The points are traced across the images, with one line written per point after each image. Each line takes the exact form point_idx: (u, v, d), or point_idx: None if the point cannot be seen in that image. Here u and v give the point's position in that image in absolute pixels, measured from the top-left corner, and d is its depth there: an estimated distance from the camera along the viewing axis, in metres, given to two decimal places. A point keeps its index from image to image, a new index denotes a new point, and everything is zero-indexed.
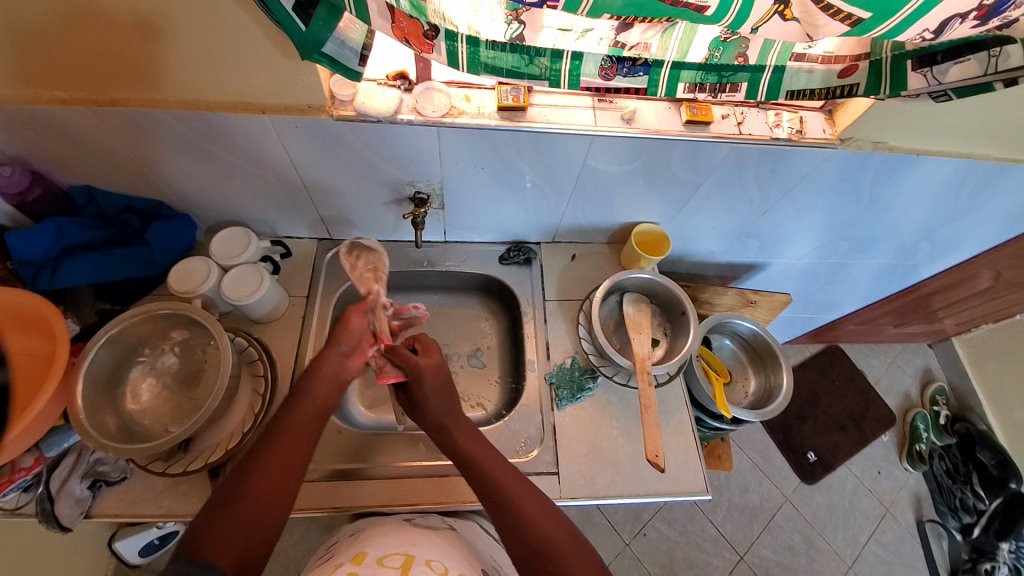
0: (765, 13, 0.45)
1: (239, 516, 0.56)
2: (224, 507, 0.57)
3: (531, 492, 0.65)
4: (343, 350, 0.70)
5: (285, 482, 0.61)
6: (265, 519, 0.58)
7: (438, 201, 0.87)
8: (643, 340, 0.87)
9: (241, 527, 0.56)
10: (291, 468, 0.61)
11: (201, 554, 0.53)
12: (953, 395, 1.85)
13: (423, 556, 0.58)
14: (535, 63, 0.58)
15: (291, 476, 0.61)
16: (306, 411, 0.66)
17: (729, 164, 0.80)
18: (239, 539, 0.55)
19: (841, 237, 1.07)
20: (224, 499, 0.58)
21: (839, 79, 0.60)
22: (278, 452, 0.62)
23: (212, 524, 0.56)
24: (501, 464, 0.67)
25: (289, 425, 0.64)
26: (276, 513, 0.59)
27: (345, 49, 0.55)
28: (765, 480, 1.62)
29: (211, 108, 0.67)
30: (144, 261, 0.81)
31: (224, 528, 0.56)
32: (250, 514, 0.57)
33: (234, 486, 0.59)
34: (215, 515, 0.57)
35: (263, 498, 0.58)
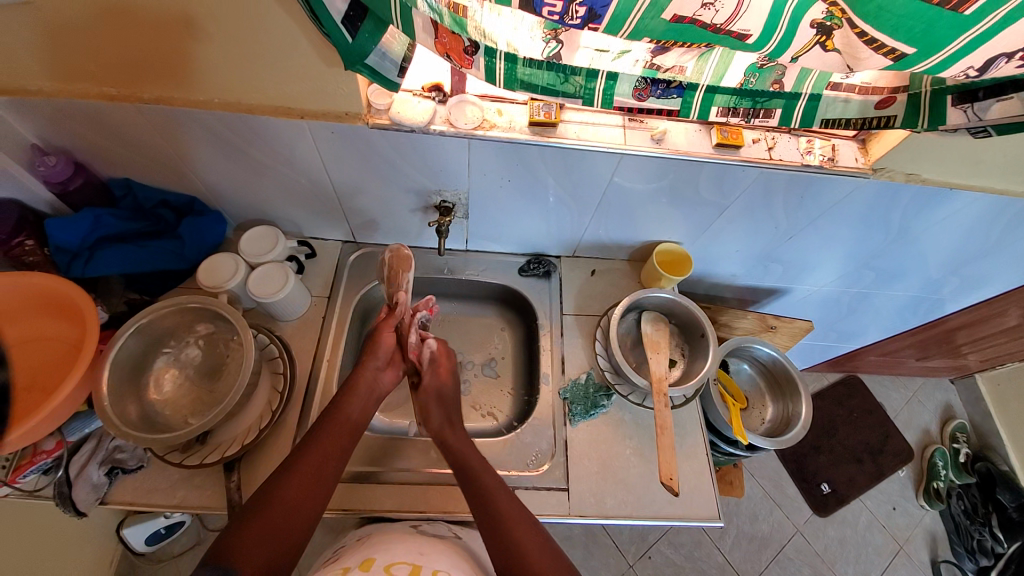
0: (805, 44, 0.45)
1: (270, 522, 0.57)
2: (256, 513, 0.58)
3: (542, 540, 0.63)
4: (377, 365, 0.77)
5: (314, 490, 0.62)
6: (296, 526, 0.59)
7: (463, 210, 0.88)
8: (661, 360, 0.86)
9: (271, 529, 0.57)
10: (321, 477, 0.63)
11: (234, 558, 0.54)
12: (975, 434, 1.79)
13: (430, 567, 0.58)
14: (570, 81, 0.59)
15: (320, 486, 0.62)
16: (340, 423, 0.68)
17: (756, 188, 0.80)
18: (270, 545, 0.56)
19: (867, 267, 1.05)
20: (255, 504, 0.59)
21: (877, 109, 0.59)
22: (312, 461, 0.63)
23: (244, 525, 0.57)
24: (516, 509, 0.65)
25: (324, 435, 0.66)
26: (305, 518, 0.60)
27: (385, 61, 0.56)
28: (775, 509, 1.58)
29: (251, 111, 0.69)
30: (174, 255, 0.83)
31: (256, 530, 0.56)
32: (280, 520, 0.58)
33: (265, 490, 0.60)
34: (246, 519, 0.57)
35: (295, 503, 0.60)
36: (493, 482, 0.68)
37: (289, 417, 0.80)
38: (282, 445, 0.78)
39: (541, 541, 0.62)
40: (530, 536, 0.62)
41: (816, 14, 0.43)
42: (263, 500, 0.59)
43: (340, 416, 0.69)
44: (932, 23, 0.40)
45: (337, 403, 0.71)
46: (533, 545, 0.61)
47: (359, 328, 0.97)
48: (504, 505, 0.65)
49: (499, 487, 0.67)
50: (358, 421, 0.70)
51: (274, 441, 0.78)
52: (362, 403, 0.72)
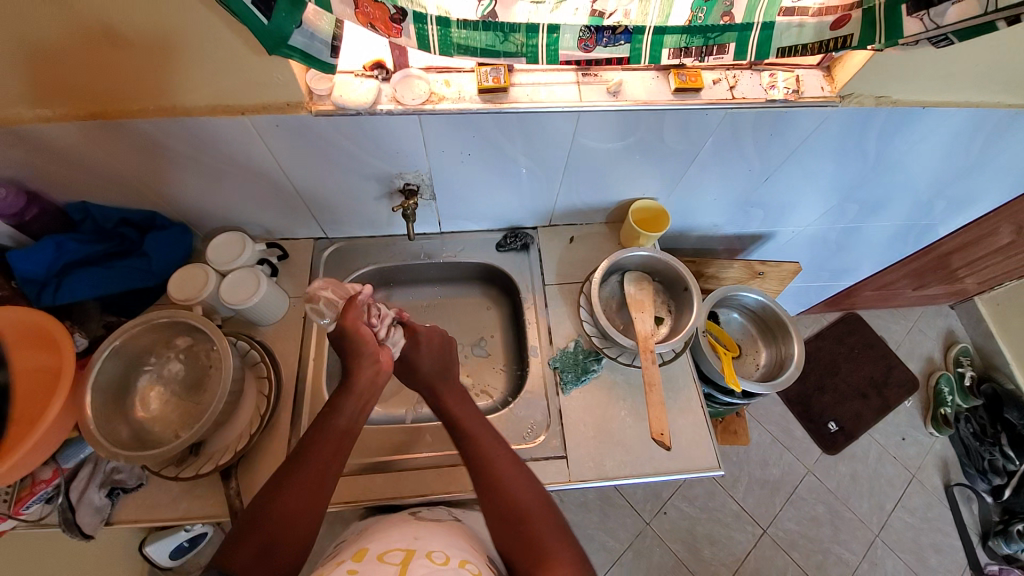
0: None
1: (265, 538, 0.57)
2: (255, 526, 0.58)
3: (522, 468, 0.67)
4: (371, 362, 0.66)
5: (314, 498, 0.61)
6: (294, 538, 0.59)
7: (429, 191, 0.86)
8: (646, 318, 0.86)
9: (268, 544, 0.57)
10: (321, 484, 0.62)
11: (231, 574, 0.54)
12: (978, 356, 1.79)
13: (423, 548, 0.58)
14: (510, 40, 0.56)
15: (319, 493, 0.62)
16: (341, 421, 0.65)
17: (724, 131, 0.77)
18: (267, 560, 0.56)
19: (850, 200, 1.03)
20: (249, 519, 0.59)
21: (832, 31, 0.57)
22: (312, 468, 0.62)
23: (241, 541, 0.57)
24: (513, 463, 0.67)
25: (325, 442, 0.64)
26: (304, 527, 0.60)
27: (315, 41, 0.54)
28: (785, 453, 1.60)
29: (191, 113, 0.66)
30: (143, 273, 0.82)
31: (252, 547, 0.57)
32: (277, 533, 0.58)
33: (262, 503, 0.60)
34: (245, 532, 0.58)
35: (292, 515, 0.59)
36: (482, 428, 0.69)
37: (281, 420, 0.80)
38: (276, 447, 0.78)
39: (524, 475, 0.66)
40: (519, 475, 0.66)
41: None
42: (258, 514, 0.59)
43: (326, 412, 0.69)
44: None
45: (333, 404, 0.66)
46: (521, 483, 0.65)
47: None
48: (493, 446, 0.67)
49: (484, 428, 0.70)
50: (354, 421, 0.67)
51: (269, 444, 0.78)
52: (361, 396, 0.67)
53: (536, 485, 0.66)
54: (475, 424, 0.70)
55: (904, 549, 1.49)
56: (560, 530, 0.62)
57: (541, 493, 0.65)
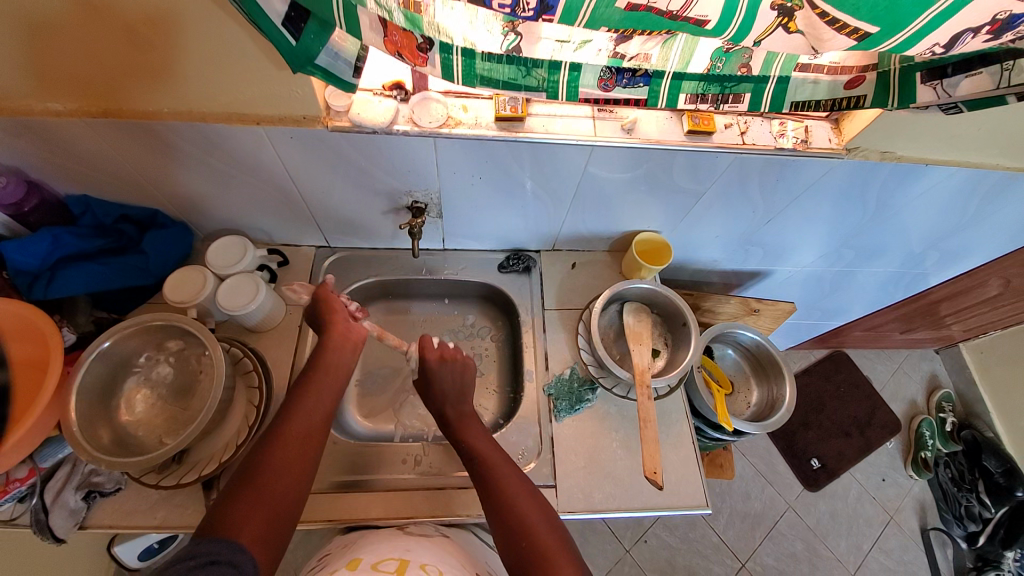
0: (767, 27, 0.43)
1: (257, 494, 0.57)
2: (252, 480, 0.58)
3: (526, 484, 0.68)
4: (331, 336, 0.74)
5: (303, 454, 0.63)
6: (287, 491, 0.59)
7: (436, 210, 0.86)
8: (643, 351, 0.85)
9: (263, 500, 0.57)
10: (308, 440, 0.64)
11: (221, 529, 0.53)
12: (960, 402, 1.82)
13: (417, 560, 0.60)
14: (531, 74, 0.57)
15: (307, 448, 0.63)
16: (323, 382, 0.69)
17: (731, 174, 0.78)
18: (260, 518, 0.56)
19: (847, 246, 1.05)
20: (243, 476, 0.59)
21: (845, 90, 0.58)
22: (299, 426, 0.64)
23: (235, 497, 0.57)
24: (517, 480, 0.68)
25: (307, 402, 0.67)
26: (295, 485, 0.60)
27: (339, 61, 0.54)
28: (768, 487, 1.61)
29: (205, 119, 0.66)
30: (140, 271, 0.80)
31: (246, 501, 0.56)
32: (268, 488, 0.58)
33: (253, 459, 0.60)
34: (239, 488, 0.58)
35: (282, 468, 0.60)
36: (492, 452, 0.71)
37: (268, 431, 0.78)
38: None
39: (535, 502, 0.66)
40: (522, 488, 0.67)
41: None
42: (254, 471, 0.59)
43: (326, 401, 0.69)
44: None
45: (315, 366, 0.71)
46: (521, 496, 0.66)
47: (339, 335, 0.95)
48: (502, 471, 0.69)
49: (495, 452, 0.71)
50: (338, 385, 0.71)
51: None
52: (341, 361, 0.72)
53: (537, 499, 0.67)
54: (485, 447, 0.72)
55: None
56: (560, 542, 0.63)
57: (544, 506, 0.66)
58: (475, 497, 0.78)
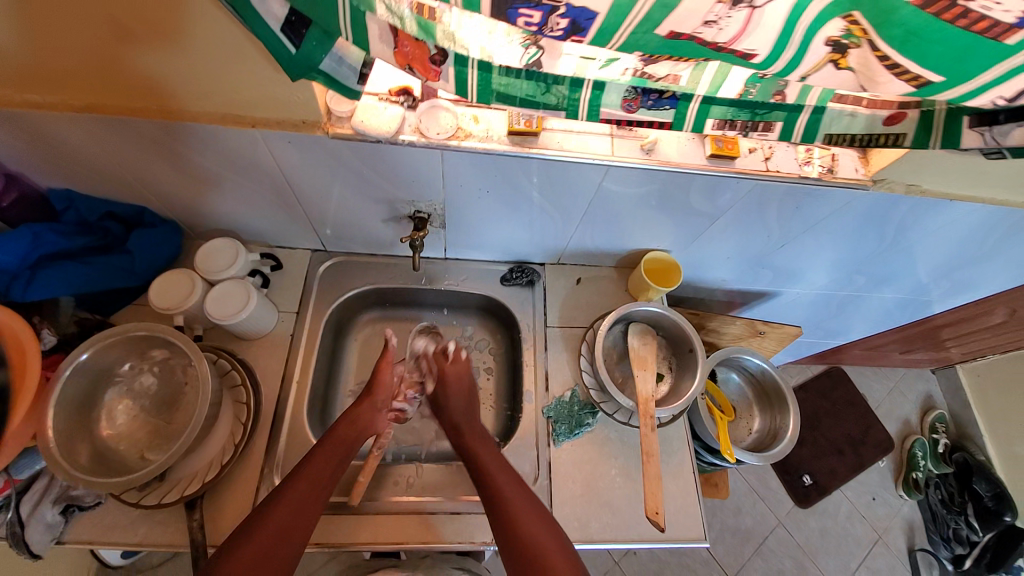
0: (816, 62, 0.39)
1: (257, 547, 0.61)
2: (250, 536, 0.61)
3: (534, 505, 0.70)
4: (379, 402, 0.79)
5: (308, 509, 0.65)
6: (285, 549, 0.62)
7: (439, 221, 0.82)
8: (648, 377, 0.82)
9: (261, 555, 0.60)
10: (315, 496, 0.66)
11: None
12: (953, 424, 1.82)
13: None
14: (551, 91, 0.53)
15: (313, 502, 0.66)
16: (336, 445, 0.72)
17: (751, 200, 0.75)
18: (257, 573, 0.60)
19: (858, 272, 1.03)
20: (248, 527, 0.62)
21: (883, 126, 0.55)
22: (307, 482, 0.67)
23: (239, 548, 0.60)
24: (522, 502, 0.69)
25: (319, 459, 0.69)
26: (295, 539, 0.63)
27: (343, 66, 0.50)
28: (759, 502, 1.60)
29: (195, 119, 0.61)
30: (126, 272, 0.76)
31: (247, 554, 0.60)
32: (268, 543, 0.61)
33: (260, 511, 0.63)
34: (239, 543, 0.61)
35: (286, 524, 0.63)
36: (512, 492, 0.70)
37: (256, 446, 0.75)
38: (249, 476, 0.73)
39: (542, 520, 0.68)
40: (531, 510, 0.69)
41: (832, 31, 0.37)
42: (256, 524, 0.62)
43: (337, 441, 0.72)
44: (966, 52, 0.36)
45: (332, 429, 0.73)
46: (529, 518, 0.68)
47: (332, 344, 0.92)
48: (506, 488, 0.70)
49: (500, 470, 0.73)
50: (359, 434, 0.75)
51: (241, 472, 0.73)
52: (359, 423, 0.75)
53: (547, 519, 0.69)
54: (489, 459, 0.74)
55: None
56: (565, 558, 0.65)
57: (552, 526, 0.68)
58: (469, 522, 0.75)
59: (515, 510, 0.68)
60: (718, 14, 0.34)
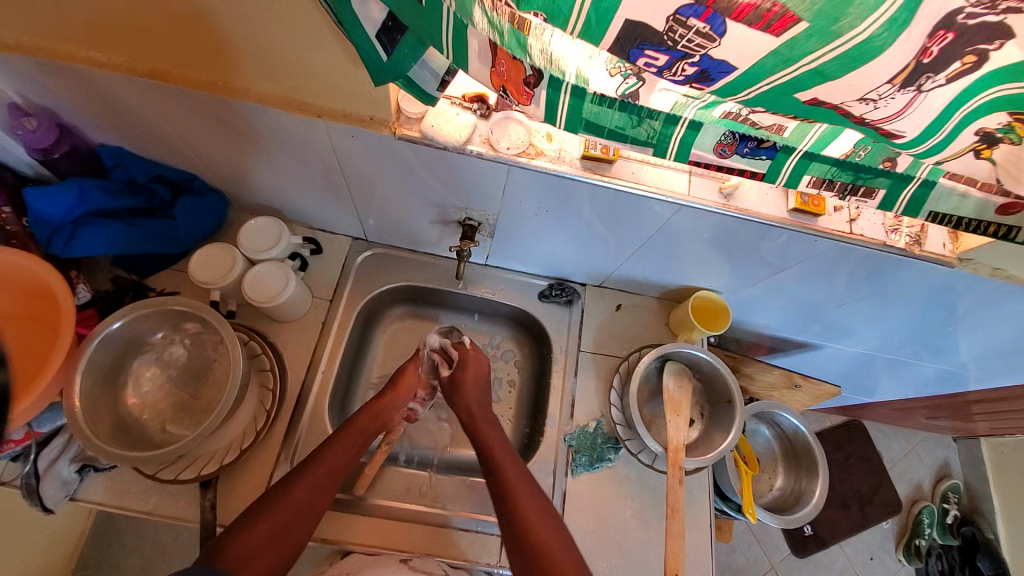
0: (958, 150, 0.35)
1: (272, 526, 0.58)
2: (264, 513, 0.59)
3: (547, 508, 0.66)
4: (400, 399, 0.77)
5: (324, 495, 0.63)
6: (298, 531, 0.60)
7: (489, 230, 0.79)
8: (680, 424, 0.78)
9: (274, 535, 0.58)
10: (333, 482, 0.64)
11: (230, 554, 0.55)
12: (966, 494, 1.72)
13: None
14: (642, 124, 0.48)
15: (331, 488, 0.64)
16: (358, 432, 0.70)
17: (824, 259, 0.70)
18: (267, 554, 0.57)
19: (912, 340, 0.96)
20: (264, 503, 0.60)
21: (996, 215, 0.49)
22: (327, 467, 0.64)
23: (253, 523, 0.58)
24: (539, 504, 0.66)
25: (340, 444, 0.67)
26: (309, 522, 0.61)
27: (426, 71, 0.47)
28: (755, 544, 1.57)
29: (259, 99, 0.58)
30: (166, 239, 0.75)
31: (260, 532, 0.58)
32: (282, 523, 0.59)
33: (277, 489, 0.61)
34: (255, 517, 0.58)
35: (302, 507, 0.61)
36: (527, 498, 0.65)
37: (275, 432, 0.74)
38: (265, 462, 0.72)
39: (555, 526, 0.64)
40: (543, 513, 0.65)
41: (991, 123, 0.32)
42: (273, 501, 0.60)
43: (360, 427, 0.70)
44: None
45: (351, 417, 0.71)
46: (542, 522, 0.64)
47: (360, 333, 0.90)
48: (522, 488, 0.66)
49: (518, 470, 0.69)
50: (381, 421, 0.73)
51: (256, 457, 0.73)
52: (381, 414, 0.73)
53: (559, 526, 0.65)
54: (509, 458, 0.70)
55: None
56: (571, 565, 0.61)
57: (563, 533, 0.64)
58: (475, 542, 0.74)
59: (533, 523, 0.63)
60: (880, 94, 0.30)
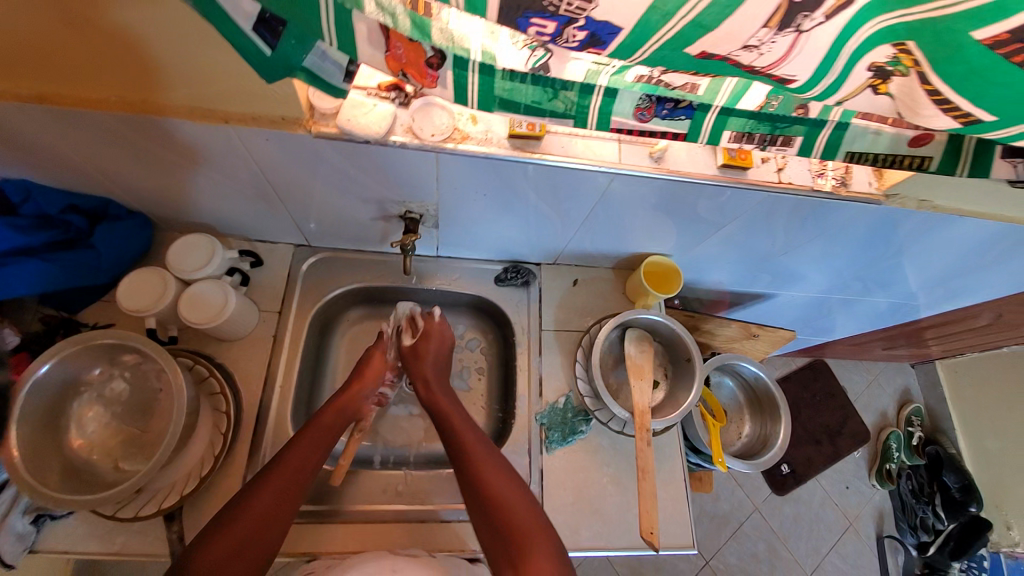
0: (856, 86, 0.36)
1: (235, 537, 0.57)
2: (225, 526, 0.57)
3: (509, 475, 0.68)
4: (365, 392, 0.75)
5: (288, 500, 0.61)
6: (265, 537, 0.58)
7: (433, 220, 0.77)
8: (645, 388, 0.80)
9: (237, 546, 0.56)
10: (297, 486, 0.63)
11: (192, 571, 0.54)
12: (929, 416, 1.84)
13: None
14: (559, 97, 0.48)
15: (296, 492, 0.62)
16: (319, 430, 0.68)
17: (759, 210, 0.72)
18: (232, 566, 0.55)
19: (857, 277, 1.01)
20: (226, 516, 0.58)
21: (909, 147, 0.51)
22: (289, 470, 0.63)
23: (214, 537, 0.56)
24: (497, 468, 0.68)
25: (301, 445, 0.65)
26: (277, 527, 0.60)
27: (327, 62, 0.45)
28: (737, 490, 1.64)
29: (162, 111, 0.55)
30: (92, 269, 0.71)
31: (222, 545, 0.56)
32: (245, 534, 0.57)
33: (238, 500, 0.60)
34: (214, 532, 0.57)
35: (265, 514, 0.59)
36: (487, 464, 0.68)
37: (237, 455, 0.72)
38: (231, 486, 0.70)
39: (517, 488, 0.66)
40: (503, 477, 0.67)
41: (879, 56, 0.33)
42: (233, 514, 0.58)
43: (321, 426, 0.68)
44: None
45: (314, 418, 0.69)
46: (504, 487, 0.66)
47: (317, 341, 0.88)
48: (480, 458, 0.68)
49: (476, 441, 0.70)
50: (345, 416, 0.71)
51: (221, 482, 0.71)
52: (341, 409, 0.71)
53: (521, 487, 0.67)
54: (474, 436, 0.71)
55: None
56: (536, 521, 0.64)
57: (525, 494, 0.66)
58: (458, 532, 0.75)
59: (493, 486, 0.66)
60: (760, 39, 0.31)
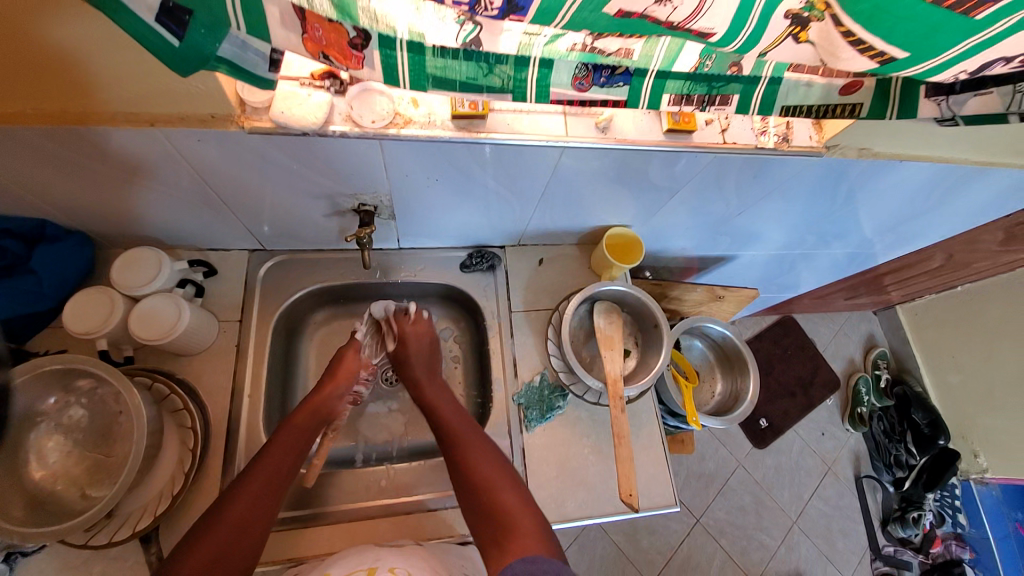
0: (776, 37, 0.36)
1: (217, 542, 0.56)
2: (205, 532, 0.57)
3: (494, 457, 0.69)
4: (340, 388, 0.74)
5: (268, 499, 0.61)
6: (247, 539, 0.58)
7: (388, 211, 0.76)
8: (616, 357, 0.82)
9: (218, 551, 0.56)
10: (276, 484, 0.62)
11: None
12: (894, 359, 1.93)
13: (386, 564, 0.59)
14: (494, 72, 0.47)
15: (274, 492, 0.62)
16: (294, 429, 0.68)
17: (709, 172, 0.74)
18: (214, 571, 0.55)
19: (812, 230, 1.04)
20: (206, 523, 0.58)
21: (840, 95, 0.53)
22: (266, 470, 0.63)
23: (194, 545, 0.56)
24: (484, 452, 0.70)
25: (277, 444, 0.65)
26: (259, 527, 0.60)
27: (248, 52, 0.43)
28: (720, 448, 1.70)
29: (83, 120, 0.52)
30: (31, 295, 0.67)
31: (203, 551, 0.56)
32: (227, 537, 0.57)
33: (216, 507, 0.59)
34: (194, 540, 0.57)
35: (245, 516, 0.59)
36: (474, 450, 0.69)
37: (211, 470, 0.71)
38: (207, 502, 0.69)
39: (501, 470, 0.68)
40: (489, 463, 0.68)
41: (793, 2, 0.34)
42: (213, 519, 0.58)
43: (296, 425, 0.68)
44: (938, 29, 0.34)
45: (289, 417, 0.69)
46: (489, 471, 0.67)
47: (285, 346, 0.86)
48: (467, 443, 0.70)
49: (462, 428, 0.72)
50: (321, 412, 0.71)
51: (196, 499, 0.69)
52: (318, 406, 0.71)
53: (506, 469, 0.69)
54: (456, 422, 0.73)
55: (817, 534, 1.65)
56: (523, 500, 0.65)
57: (511, 475, 0.68)
58: (446, 519, 0.75)
59: (482, 471, 0.67)
60: None
